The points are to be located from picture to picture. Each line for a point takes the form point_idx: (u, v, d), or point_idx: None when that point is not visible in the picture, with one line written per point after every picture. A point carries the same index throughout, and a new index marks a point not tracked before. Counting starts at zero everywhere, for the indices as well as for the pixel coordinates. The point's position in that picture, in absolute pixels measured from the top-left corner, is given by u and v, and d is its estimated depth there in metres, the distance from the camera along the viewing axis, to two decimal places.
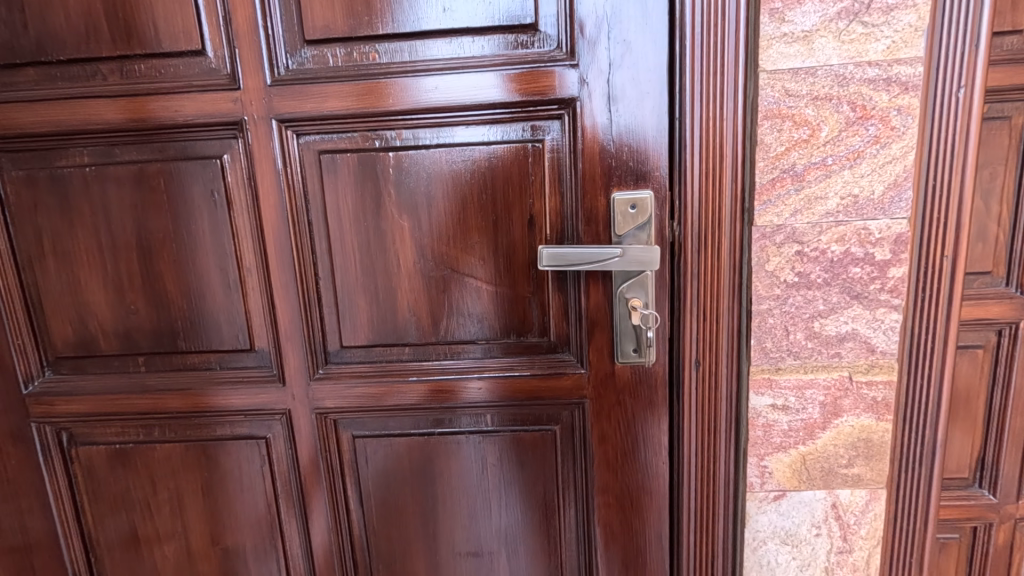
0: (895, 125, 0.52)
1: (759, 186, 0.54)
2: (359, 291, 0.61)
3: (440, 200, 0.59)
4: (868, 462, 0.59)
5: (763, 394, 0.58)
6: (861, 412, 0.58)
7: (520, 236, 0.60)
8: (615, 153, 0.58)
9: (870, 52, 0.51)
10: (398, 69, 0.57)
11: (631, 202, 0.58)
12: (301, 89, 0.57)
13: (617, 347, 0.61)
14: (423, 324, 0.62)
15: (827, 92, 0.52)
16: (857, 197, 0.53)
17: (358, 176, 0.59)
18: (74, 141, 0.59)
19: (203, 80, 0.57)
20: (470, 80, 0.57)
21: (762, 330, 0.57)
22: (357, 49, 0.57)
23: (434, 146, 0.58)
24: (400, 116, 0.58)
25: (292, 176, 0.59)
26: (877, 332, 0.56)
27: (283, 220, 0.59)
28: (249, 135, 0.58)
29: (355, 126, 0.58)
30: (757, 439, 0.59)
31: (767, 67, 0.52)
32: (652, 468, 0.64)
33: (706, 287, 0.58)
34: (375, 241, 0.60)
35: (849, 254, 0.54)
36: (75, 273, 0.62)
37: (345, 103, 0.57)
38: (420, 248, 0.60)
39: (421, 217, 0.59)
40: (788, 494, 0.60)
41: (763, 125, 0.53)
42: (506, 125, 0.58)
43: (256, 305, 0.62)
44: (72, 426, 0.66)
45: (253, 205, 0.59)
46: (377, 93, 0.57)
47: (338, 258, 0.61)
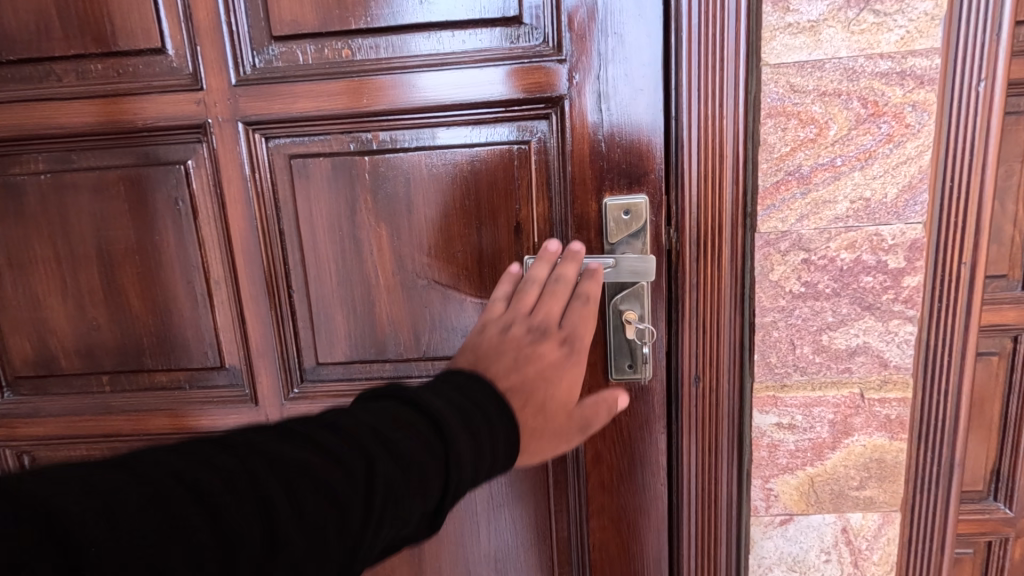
0: (910, 122, 0.48)
1: (763, 189, 0.50)
2: (335, 304, 0.58)
3: (421, 206, 0.55)
4: (881, 484, 0.55)
5: (768, 413, 0.54)
6: (873, 431, 0.54)
7: (506, 244, 0.56)
8: (607, 155, 0.54)
9: (882, 44, 0.47)
10: (374, 66, 0.53)
11: (625, 207, 0.54)
12: (269, 88, 0.53)
13: (612, 362, 0.57)
14: (404, 339, 0.58)
15: (836, 87, 0.48)
16: (869, 200, 0.49)
17: (332, 181, 0.55)
18: (28, 147, 0.55)
19: (164, 80, 0.53)
20: (449, 78, 0.53)
21: (766, 344, 0.53)
22: (329, 45, 0.53)
23: (413, 149, 0.55)
24: (376, 117, 0.54)
25: (261, 182, 0.55)
26: (890, 346, 0.52)
27: (252, 230, 0.56)
28: (215, 139, 0.54)
29: (329, 128, 0.54)
30: (761, 460, 0.55)
31: (770, 60, 0.48)
32: (650, 489, 0.60)
33: (706, 298, 0.54)
34: (351, 250, 0.56)
35: (861, 262, 0.50)
36: (32, 288, 0.58)
37: (317, 104, 0.53)
38: (399, 257, 0.56)
39: (400, 225, 0.56)
40: (795, 518, 0.56)
41: (766, 124, 0.49)
42: (489, 126, 0.54)
43: (226, 320, 0.58)
44: (35, 448, 0.63)
45: (220, 214, 0.56)
46: (350, 93, 0.53)
47: (313, 269, 0.57)
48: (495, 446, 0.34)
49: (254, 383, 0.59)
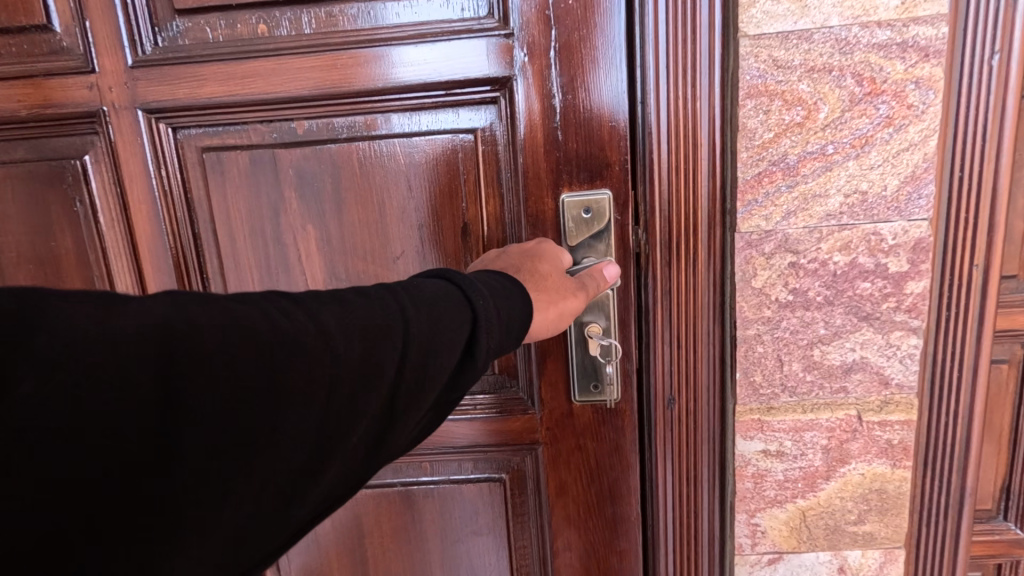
0: (913, 102, 0.41)
1: (742, 181, 0.43)
2: None
3: (351, 205, 0.50)
4: (882, 518, 0.48)
5: (752, 438, 0.47)
6: (872, 458, 0.47)
7: (452, 246, 0.50)
8: (564, 145, 0.48)
9: (880, 9, 0.40)
10: (293, 42, 0.47)
11: (584, 205, 0.48)
12: (173, 70, 0.48)
13: (575, 382, 0.51)
14: None
15: (826, 61, 0.41)
16: (866, 194, 0.42)
17: (250, 176, 0.50)
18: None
19: (53, 62, 0.48)
20: (377, 56, 0.47)
21: (749, 361, 0.46)
22: (240, 20, 0.47)
23: (342, 139, 0.49)
24: (297, 104, 0.48)
25: (168, 179, 0.51)
26: (891, 361, 0.45)
27: (162, 233, 0.52)
28: (110, 128, 0.49)
29: (246, 117, 0.49)
30: (746, 492, 0.48)
31: (749, 31, 0.41)
32: (623, 524, 0.53)
33: (680, 307, 0.47)
34: (276, 257, 0.52)
35: (857, 265, 0.43)
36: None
37: (231, 88, 0.48)
38: (331, 264, 0.51)
39: (330, 226, 0.51)
40: (784, 556, 0.49)
41: (745, 106, 0.42)
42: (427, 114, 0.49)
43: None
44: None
45: (126, 216, 0.51)
46: (263, 74, 0.48)
47: (234, 278, 0.52)
48: (515, 309, 0.34)
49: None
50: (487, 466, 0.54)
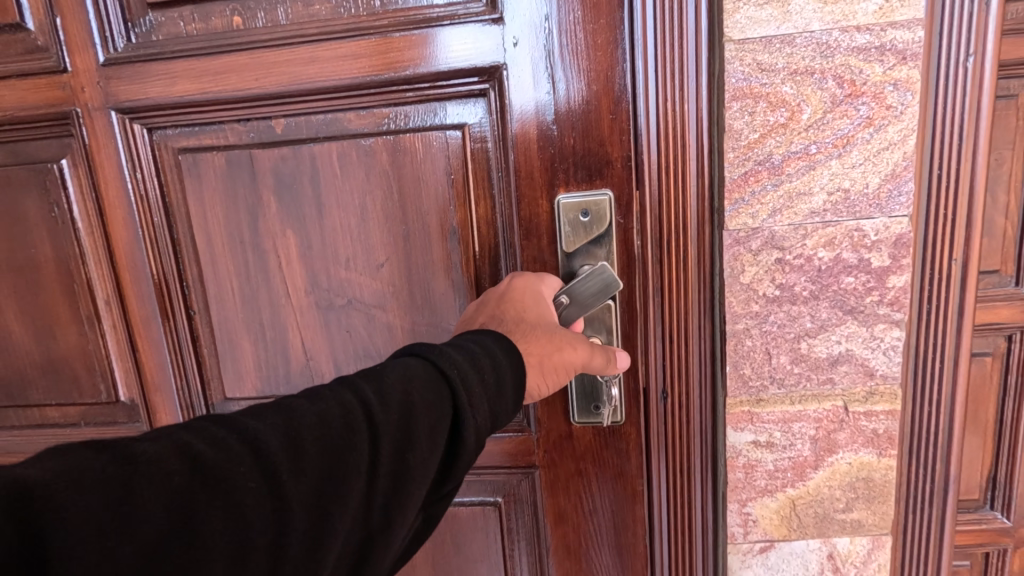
0: (891, 103, 0.42)
1: (729, 180, 0.45)
2: (234, 306, 0.63)
3: (328, 206, 0.57)
4: (870, 506, 0.50)
5: (743, 430, 0.49)
6: (859, 447, 0.49)
7: (436, 239, 0.56)
8: (559, 143, 0.50)
9: (859, 14, 0.41)
10: (264, 34, 0.54)
11: (581, 209, 0.50)
12: (145, 66, 0.57)
13: (575, 406, 0.52)
14: (311, 337, 0.62)
15: (808, 64, 0.42)
16: (848, 192, 0.44)
17: (225, 173, 0.59)
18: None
19: (30, 60, 0.60)
20: (348, 48, 0.53)
21: (739, 355, 0.47)
22: (214, 16, 0.55)
23: (321, 137, 0.56)
24: (277, 103, 0.56)
25: (140, 184, 0.61)
26: (875, 353, 0.47)
27: (137, 232, 0.62)
28: (83, 127, 0.60)
29: (224, 117, 0.57)
30: (738, 482, 0.50)
31: (734, 35, 0.42)
32: (623, 547, 0.55)
33: (671, 303, 0.49)
34: (253, 255, 0.60)
35: (841, 260, 0.45)
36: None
37: (204, 85, 0.56)
38: (306, 260, 0.59)
39: (306, 224, 0.58)
40: (776, 545, 0.51)
41: (731, 108, 0.44)
42: (407, 107, 0.54)
43: (140, 310, 0.65)
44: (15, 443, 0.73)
45: (100, 217, 0.63)
46: (234, 67, 0.55)
47: (209, 270, 0.62)
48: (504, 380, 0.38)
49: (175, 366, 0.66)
50: (482, 492, 0.57)
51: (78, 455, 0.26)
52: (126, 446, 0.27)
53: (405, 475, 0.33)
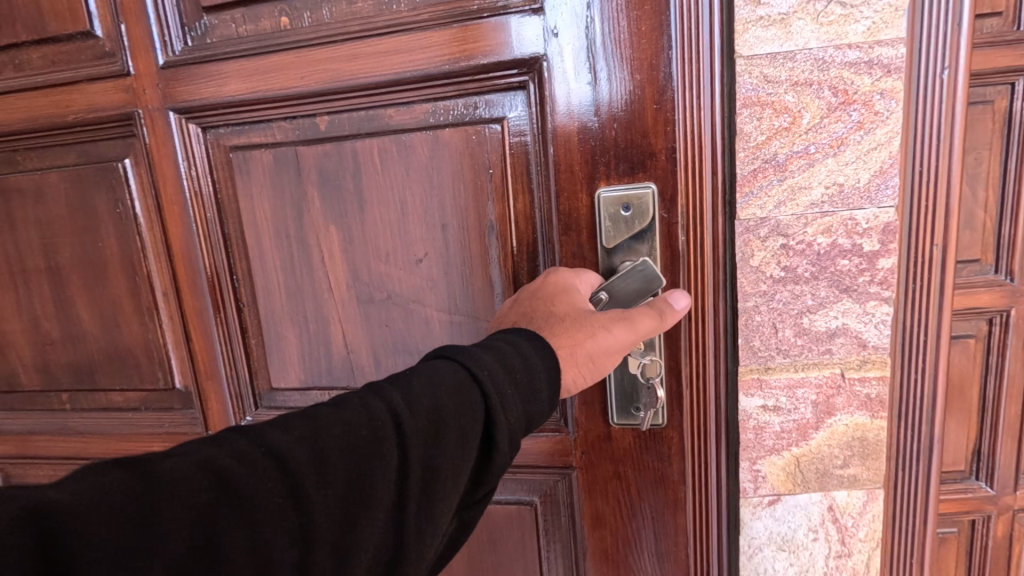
0: (879, 109, 0.50)
1: (740, 177, 0.52)
2: (276, 289, 0.71)
3: (369, 201, 0.65)
4: (864, 462, 0.57)
5: (752, 395, 0.56)
6: (854, 410, 0.56)
7: (475, 225, 0.63)
8: (599, 136, 0.57)
9: (850, 34, 0.48)
10: (310, 33, 0.62)
11: (624, 203, 0.56)
12: (202, 67, 0.66)
13: (616, 404, 0.60)
14: (347, 317, 0.70)
15: (807, 77, 0.49)
16: (843, 186, 0.51)
17: (273, 170, 0.68)
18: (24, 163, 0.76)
19: (99, 65, 0.70)
20: (391, 44, 0.60)
21: (749, 328, 0.54)
22: (264, 20, 0.64)
23: (363, 134, 0.64)
24: (322, 102, 0.64)
25: (196, 183, 0.71)
26: (868, 326, 0.54)
27: (189, 224, 0.72)
28: (144, 128, 0.70)
29: (272, 116, 0.66)
30: (749, 442, 0.57)
31: (743, 52, 0.50)
32: (660, 535, 0.62)
33: (692, 282, 0.56)
34: (297, 246, 0.69)
35: (837, 245, 0.52)
36: (61, 299, 0.79)
37: (254, 83, 0.65)
38: (345, 248, 0.68)
39: (346, 215, 0.67)
40: (783, 498, 0.57)
41: (742, 114, 0.51)
42: (445, 101, 0.61)
43: (191, 294, 0.74)
44: (90, 423, 0.83)
45: (158, 212, 0.73)
46: (282, 66, 0.64)
47: (255, 257, 0.71)
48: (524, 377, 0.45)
49: (228, 350, 0.75)
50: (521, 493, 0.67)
51: (110, 478, 0.32)
52: (156, 465, 0.33)
53: (428, 471, 0.39)
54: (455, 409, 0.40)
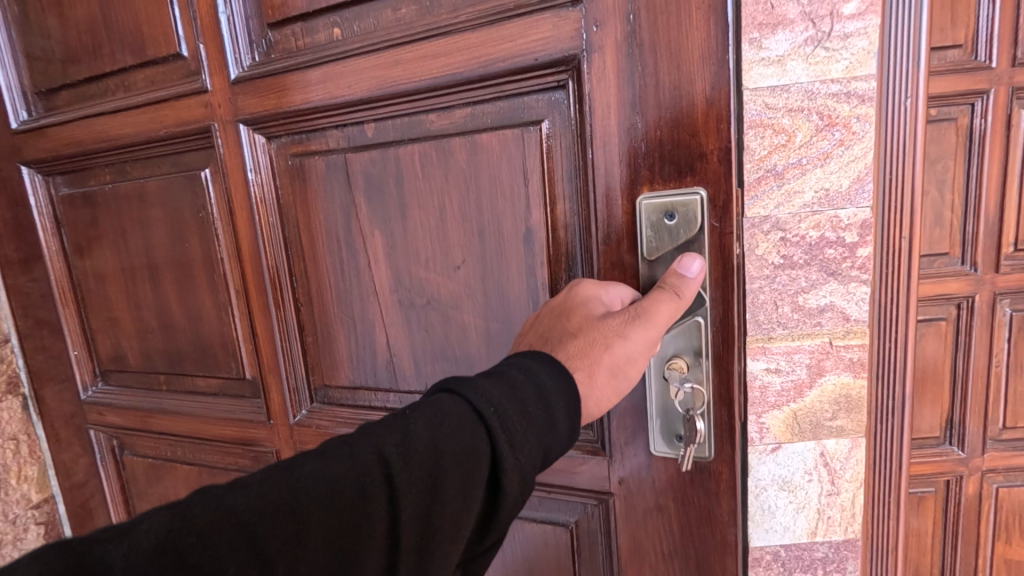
0: (856, 130, 0.63)
1: (747, 183, 0.65)
2: (327, 278, 0.89)
3: (408, 207, 0.81)
4: (850, 415, 0.69)
5: (758, 359, 0.68)
6: (841, 371, 0.68)
7: (509, 221, 0.76)
8: (648, 138, 0.68)
9: (832, 71, 0.61)
10: (358, 43, 0.78)
11: (670, 212, 0.68)
12: (269, 79, 0.84)
13: (660, 414, 0.72)
14: (383, 303, 0.86)
15: (799, 105, 0.62)
16: (829, 190, 0.64)
17: (325, 177, 0.85)
18: (134, 173, 0.99)
19: (188, 86, 0.90)
20: (439, 52, 0.74)
21: (755, 305, 0.67)
22: (319, 33, 0.81)
23: (405, 140, 0.79)
24: (370, 111, 0.80)
25: (262, 192, 0.89)
26: (850, 303, 0.67)
27: (254, 228, 0.90)
28: (220, 139, 0.89)
29: (324, 125, 0.83)
30: (755, 398, 0.69)
31: (750, 85, 0.62)
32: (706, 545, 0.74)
33: (719, 264, 0.67)
34: (347, 247, 0.86)
35: (824, 238, 0.65)
36: (165, 293, 1.02)
37: (311, 93, 0.82)
38: (387, 246, 0.83)
39: (387, 219, 0.82)
40: (782, 446, 0.70)
41: (749, 133, 0.64)
42: (481, 107, 0.75)
43: (256, 284, 0.93)
44: (185, 397, 1.06)
45: (230, 217, 0.92)
46: (334, 77, 0.80)
47: (310, 252, 0.89)
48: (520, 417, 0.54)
49: (287, 345, 0.94)
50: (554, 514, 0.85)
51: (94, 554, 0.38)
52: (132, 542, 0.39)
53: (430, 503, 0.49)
54: (451, 440, 0.50)
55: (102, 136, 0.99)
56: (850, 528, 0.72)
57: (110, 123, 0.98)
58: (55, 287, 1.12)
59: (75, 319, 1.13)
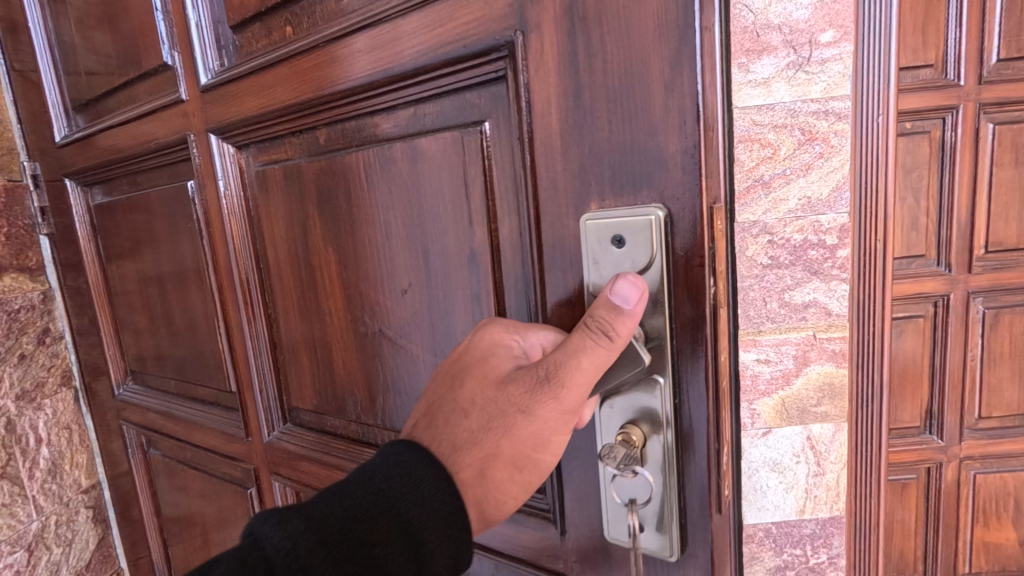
0: (834, 144, 0.70)
1: (738, 191, 0.71)
2: (291, 288, 0.92)
3: (357, 223, 0.81)
4: (833, 401, 0.76)
5: (749, 351, 0.75)
6: (824, 361, 0.75)
7: (453, 242, 0.74)
8: (602, 138, 0.60)
9: (812, 91, 0.69)
10: (306, 41, 0.79)
11: (616, 235, 0.60)
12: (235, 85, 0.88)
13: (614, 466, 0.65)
14: (339, 316, 0.87)
15: (783, 122, 0.70)
16: (811, 198, 0.71)
17: (286, 189, 0.88)
18: (145, 183, 1.06)
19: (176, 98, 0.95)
20: (378, 51, 0.73)
21: (745, 301, 0.74)
22: (276, 31, 0.84)
23: (355, 148, 0.80)
24: (323, 117, 0.82)
25: (234, 205, 0.94)
26: (832, 299, 0.74)
27: (228, 242, 0.96)
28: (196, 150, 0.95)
29: (283, 134, 0.87)
30: (747, 386, 0.76)
31: (739, 104, 0.69)
32: None
33: (698, 275, 0.59)
34: (307, 260, 0.89)
35: (807, 240, 0.72)
36: (173, 305, 1.09)
37: (266, 100, 0.85)
38: (340, 262, 0.85)
39: (340, 234, 0.84)
40: (772, 430, 0.77)
41: (739, 146, 0.70)
42: (423, 105, 0.73)
43: (233, 295, 0.98)
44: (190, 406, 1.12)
45: (208, 231, 0.98)
46: (288, 78, 0.82)
47: (277, 263, 0.93)
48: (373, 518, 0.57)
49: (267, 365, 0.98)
50: None
51: None
52: None
53: None
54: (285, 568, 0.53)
55: (123, 147, 1.05)
56: (835, 506, 0.80)
57: (130, 135, 1.03)
58: (95, 290, 1.19)
59: (108, 320, 1.20)
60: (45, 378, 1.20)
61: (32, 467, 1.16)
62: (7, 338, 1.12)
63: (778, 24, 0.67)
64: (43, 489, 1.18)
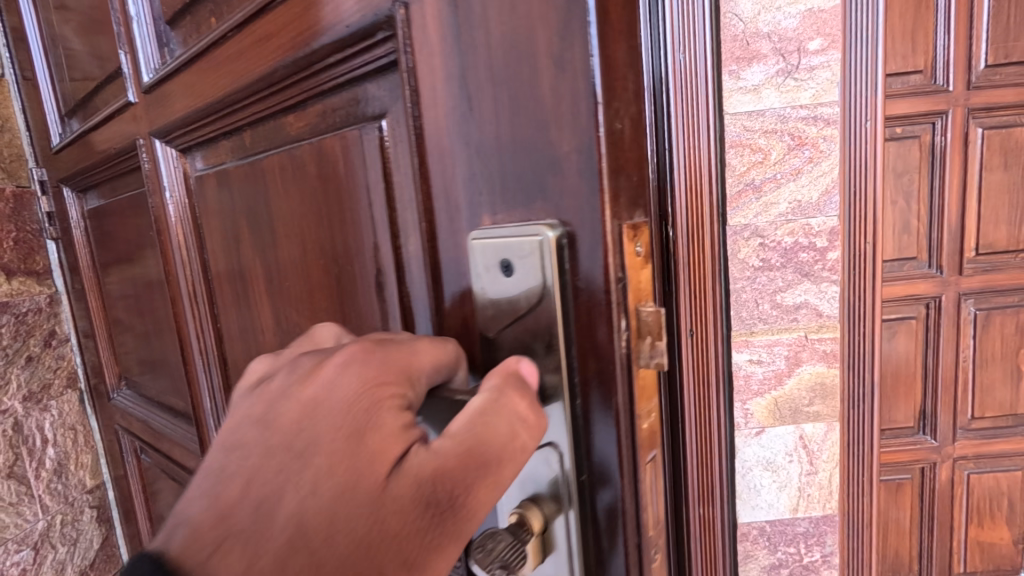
0: (823, 149, 0.73)
1: (729, 195, 0.73)
2: (202, 333, 0.69)
3: (247, 260, 0.57)
4: (824, 401, 0.78)
5: (742, 351, 0.76)
6: (816, 361, 0.77)
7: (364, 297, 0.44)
8: (510, 153, 0.30)
9: (802, 97, 0.71)
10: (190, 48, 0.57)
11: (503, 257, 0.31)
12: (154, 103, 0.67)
13: None
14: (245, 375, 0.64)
15: (774, 127, 0.71)
16: (801, 201, 0.73)
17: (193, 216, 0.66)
18: (120, 193, 0.88)
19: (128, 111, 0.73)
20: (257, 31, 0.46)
21: (738, 303, 0.75)
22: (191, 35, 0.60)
23: (243, 165, 0.55)
24: (214, 128, 0.58)
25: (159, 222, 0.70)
26: (823, 300, 0.75)
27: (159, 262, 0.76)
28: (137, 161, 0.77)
29: (211, 134, 0.58)
30: (740, 386, 0.77)
31: (730, 110, 0.71)
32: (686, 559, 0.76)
33: (694, 267, 0.70)
34: (218, 296, 0.66)
35: (798, 243, 0.74)
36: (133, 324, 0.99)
37: (168, 110, 0.64)
38: (240, 308, 0.61)
39: (236, 272, 0.60)
40: (765, 429, 0.78)
41: (730, 152, 0.72)
42: (330, 97, 0.43)
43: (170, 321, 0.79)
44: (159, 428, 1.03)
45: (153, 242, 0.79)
46: (182, 87, 0.60)
47: (190, 302, 0.70)
48: None
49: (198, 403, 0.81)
50: None
51: None
52: None
53: None
54: None
55: (93, 153, 0.89)
56: (828, 504, 0.81)
57: (93, 140, 0.88)
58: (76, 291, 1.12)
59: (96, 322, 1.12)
60: (51, 380, 1.13)
61: (37, 467, 1.10)
62: (14, 339, 1.06)
63: (767, 33, 0.69)
64: (48, 489, 1.12)
